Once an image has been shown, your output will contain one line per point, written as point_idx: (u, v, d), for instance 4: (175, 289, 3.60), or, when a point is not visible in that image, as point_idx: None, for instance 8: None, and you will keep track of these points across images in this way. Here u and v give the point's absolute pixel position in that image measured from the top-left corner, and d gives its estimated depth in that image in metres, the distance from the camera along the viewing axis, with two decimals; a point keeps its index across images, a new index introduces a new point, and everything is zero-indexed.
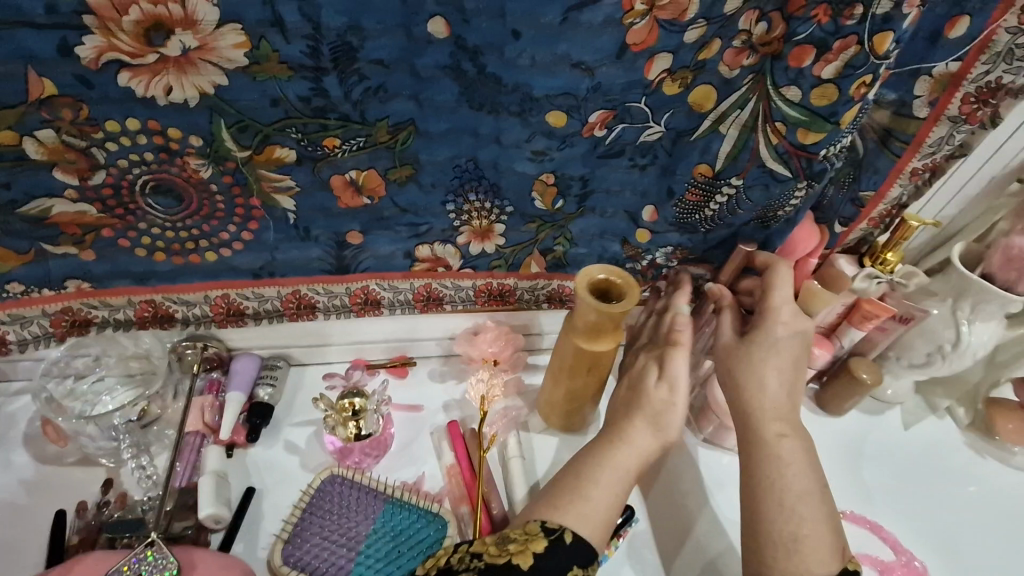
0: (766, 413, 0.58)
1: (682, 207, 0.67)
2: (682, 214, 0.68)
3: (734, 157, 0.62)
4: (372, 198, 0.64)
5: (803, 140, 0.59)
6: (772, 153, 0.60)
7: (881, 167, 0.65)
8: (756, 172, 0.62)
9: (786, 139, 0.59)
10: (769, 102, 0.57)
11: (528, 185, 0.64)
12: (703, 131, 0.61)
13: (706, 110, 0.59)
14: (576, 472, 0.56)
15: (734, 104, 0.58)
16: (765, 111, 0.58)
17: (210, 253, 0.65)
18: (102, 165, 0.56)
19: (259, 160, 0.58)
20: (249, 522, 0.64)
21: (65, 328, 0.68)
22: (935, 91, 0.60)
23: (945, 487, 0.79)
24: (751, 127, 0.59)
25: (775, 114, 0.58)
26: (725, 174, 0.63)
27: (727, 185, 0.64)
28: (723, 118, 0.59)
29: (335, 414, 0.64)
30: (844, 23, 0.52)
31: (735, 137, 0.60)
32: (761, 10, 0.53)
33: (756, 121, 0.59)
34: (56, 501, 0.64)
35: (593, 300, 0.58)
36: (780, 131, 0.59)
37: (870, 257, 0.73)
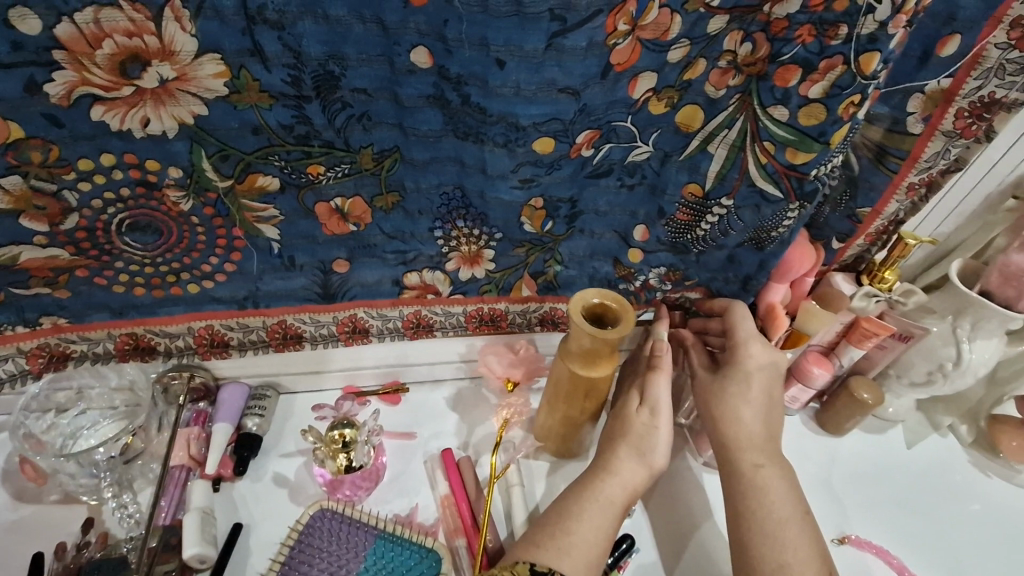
0: (740, 444, 0.60)
1: (674, 227, 0.66)
2: (674, 233, 0.67)
3: (722, 177, 0.61)
4: (358, 225, 0.63)
5: (792, 160, 0.58)
6: (760, 172, 0.60)
7: (877, 184, 0.65)
8: (745, 191, 0.61)
9: (775, 159, 0.58)
10: (756, 121, 0.57)
11: (516, 213, 0.64)
12: (690, 151, 0.61)
13: (693, 130, 0.59)
14: (558, 510, 0.55)
15: (721, 123, 0.58)
16: (753, 129, 0.58)
17: (192, 286, 0.65)
18: (73, 209, 0.55)
19: (242, 189, 0.57)
20: (238, 558, 0.62)
21: (42, 363, 0.66)
22: (927, 108, 0.60)
23: (952, 507, 0.77)
24: (739, 146, 0.59)
25: (763, 132, 0.57)
26: (715, 194, 0.63)
27: (717, 205, 0.63)
28: (711, 138, 0.59)
29: (324, 447, 0.62)
30: (829, 43, 0.51)
31: (723, 157, 0.60)
32: (745, 30, 0.53)
33: (744, 140, 0.58)
34: (34, 542, 0.61)
35: (587, 325, 0.56)
36: (768, 151, 0.58)
37: (868, 275, 0.72)
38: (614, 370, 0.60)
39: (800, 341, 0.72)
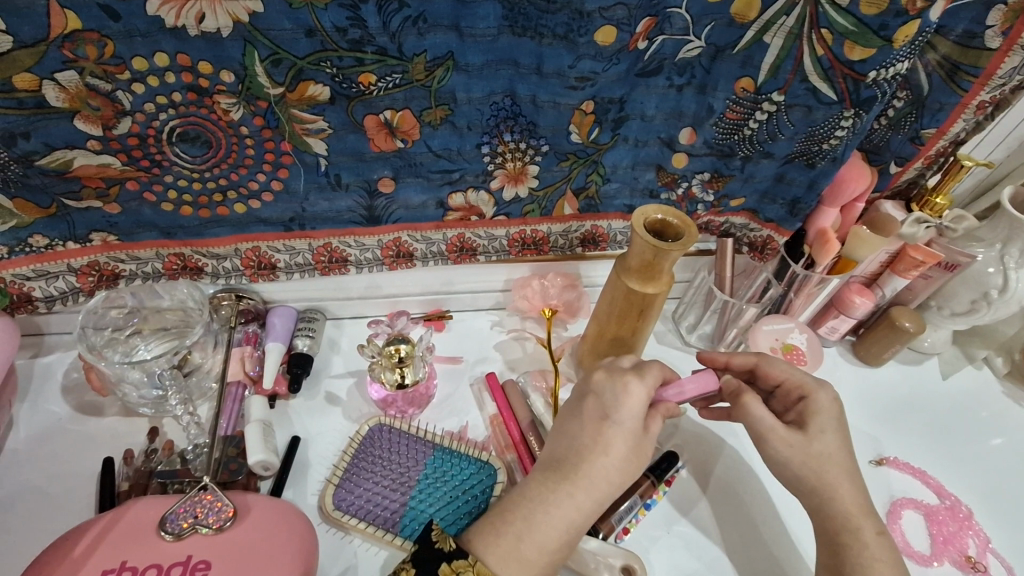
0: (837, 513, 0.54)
1: (722, 128, 0.64)
2: (721, 135, 0.65)
3: (776, 70, 0.59)
4: (405, 141, 0.61)
5: (851, 56, 0.57)
6: (816, 67, 0.58)
7: (947, 104, 0.64)
8: (798, 87, 0.60)
9: (832, 51, 0.57)
10: (816, 5, 0.54)
11: (566, 120, 0.62)
12: (745, 43, 0.57)
13: (749, 21, 0.56)
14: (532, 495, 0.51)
15: (781, 10, 0.54)
16: (811, 15, 0.54)
17: (239, 205, 0.64)
18: (127, 112, 0.54)
19: (293, 98, 0.56)
20: (297, 469, 0.63)
21: (92, 281, 0.66)
22: (1007, 21, 0.57)
23: (985, 435, 0.78)
24: (796, 33, 0.56)
25: (821, 19, 0.54)
26: (766, 89, 0.60)
27: (768, 101, 0.61)
28: (768, 28, 0.56)
29: (382, 360, 0.63)
30: None
31: (779, 47, 0.57)
32: None
33: (802, 27, 0.55)
34: (97, 450, 0.63)
35: (650, 238, 0.56)
36: (826, 43, 0.56)
37: (918, 203, 0.72)
38: (668, 288, 0.61)
39: (846, 269, 0.72)
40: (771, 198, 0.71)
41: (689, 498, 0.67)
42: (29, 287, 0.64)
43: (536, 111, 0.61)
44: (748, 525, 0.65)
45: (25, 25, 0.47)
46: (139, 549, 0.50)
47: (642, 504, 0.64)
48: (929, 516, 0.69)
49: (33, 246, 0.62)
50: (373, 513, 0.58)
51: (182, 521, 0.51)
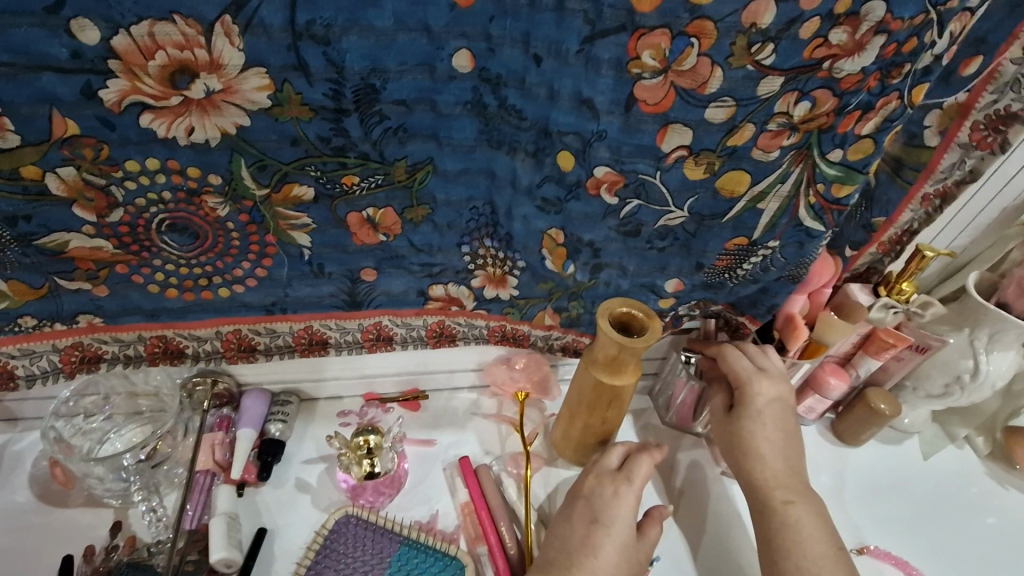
0: (766, 483, 0.63)
1: (711, 273, 0.64)
2: (710, 278, 0.65)
3: (772, 225, 0.60)
4: (388, 235, 0.62)
5: (839, 194, 0.57)
6: (809, 211, 0.58)
7: (893, 198, 0.65)
8: (792, 231, 0.60)
9: (821, 195, 0.57)
10: (813, 168, 0.56)
11: (536, 241, 0.63)
12: (735, 212, 0.59)
13: (738, 194, 0.57)
14: None
15: (776, 179, 0.56)
16: (808, 176, 0.56)
17: (223, 289, 0.64)
18: (120, 204, 0.55)
19: (277, 199, 0.57)
20: (261, 564, 0.62)
21: (75, 364, 0.65)
22: (942, 122, 0.62)
23: (968, 517, 0.77)
24: (792, 195, 0.57)
25: (817, 177, 0.56)
26: (761, 240, 0.61)
27: (764, 248, 0.62)
28: (761, 196, 0.57)
29: (348, 453, 0.64)
30: (890, 83, 0.51)
31: (775, 208, 0.58)
32: (800, 91, 0.51)
33: (799, 187, 0.57)
34: (61, 544, 0.62)
35: (615, 334, 0.58)
36: (817, 190, 0.57)
37: (885, 286, 0.72)
38: (636, 380, 0.62)
39: (817, 353, 0.72)
40: (753, 304, 0.68)
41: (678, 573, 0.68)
42: (13, 364, 0.64)
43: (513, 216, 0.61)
44: None
45: (26, 132, 0.49)
46: None
47: None
48: None
49: (22, 326, 0.61)
50: None
51: None
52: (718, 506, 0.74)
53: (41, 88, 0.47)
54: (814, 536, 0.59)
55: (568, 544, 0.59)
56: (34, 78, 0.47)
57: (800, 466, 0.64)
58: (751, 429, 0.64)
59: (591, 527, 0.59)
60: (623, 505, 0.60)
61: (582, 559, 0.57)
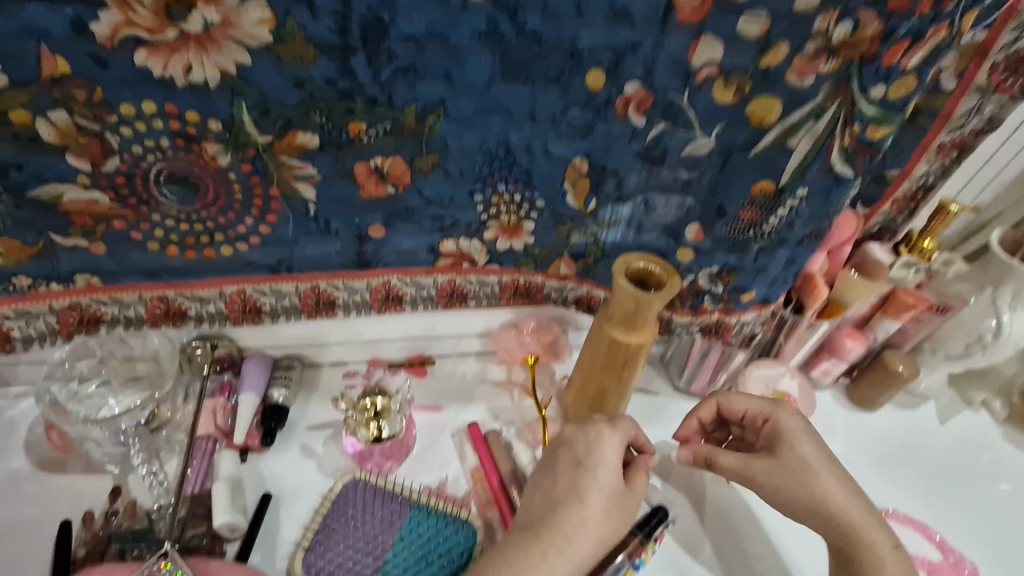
0: (836, 503, 0.57)
1: (735, 226, 0.62)
2: (734, 232, 0.63)
3: (802, 169, 0.58)
4: (396, 187, 0.59)
5: (873, 137, 0.56)
6: (840, 155, 0.57)
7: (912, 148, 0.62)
8: (824, 180, 0.58)
9: (856, 137, 0.56)
10: (852, 105, 0.54)
11: (559, 176, 0.61)
12: (764, 146, 0.56)
13: (768, 124, 0.55)
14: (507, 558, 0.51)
15: (810, 114, 0.54)
16: (846, 115, 0.55)
17: (225, 248, 0.61)
18: (115, 152, 0.52)
19: (281, 146, 0.54)
20: (266, 531, 0.60)
21: (72, 325, 0.62)
22: (961, 63, 0.56)
23: (986, 481, 0.76)
24: (828, 133, 0.55)
25: (855, 117, 0.55)
26: (790, 189, 0.59)
27: (791, 199, 0.59)
28: (794, 131, 0.55)
29: (355, 415, 0.62)
30: (944, 9, 0.49)
31: (808, 150, 0.56)
32: (842, 10, 0.49)
33: (835, 126, 0.55)
34: (59, 511, 0.60)
35: (633, 289, 0.55)
36: (853, 132, 0.56)
37: (906, 245, 0.70)
38: (652, 338, 0.60)
39: (834, 313, 0.71)
40: (782, 285, 0.66)
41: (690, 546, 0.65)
42: (7, 326, 0.61)
43: (529, 160, 0.59)
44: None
45: (13, 70, 0.46)
46: None
47: (631, 566, 0.59)
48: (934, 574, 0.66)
49: (16, 286, 0.58)
50: None
51: None
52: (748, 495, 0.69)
53: (27, 20, 0.44)
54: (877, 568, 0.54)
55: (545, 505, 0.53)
56: (20, 9, 0.43)
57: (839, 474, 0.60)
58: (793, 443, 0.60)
59: (577, 472, 0.54)
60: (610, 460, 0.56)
61: (568, 507, 0.52)
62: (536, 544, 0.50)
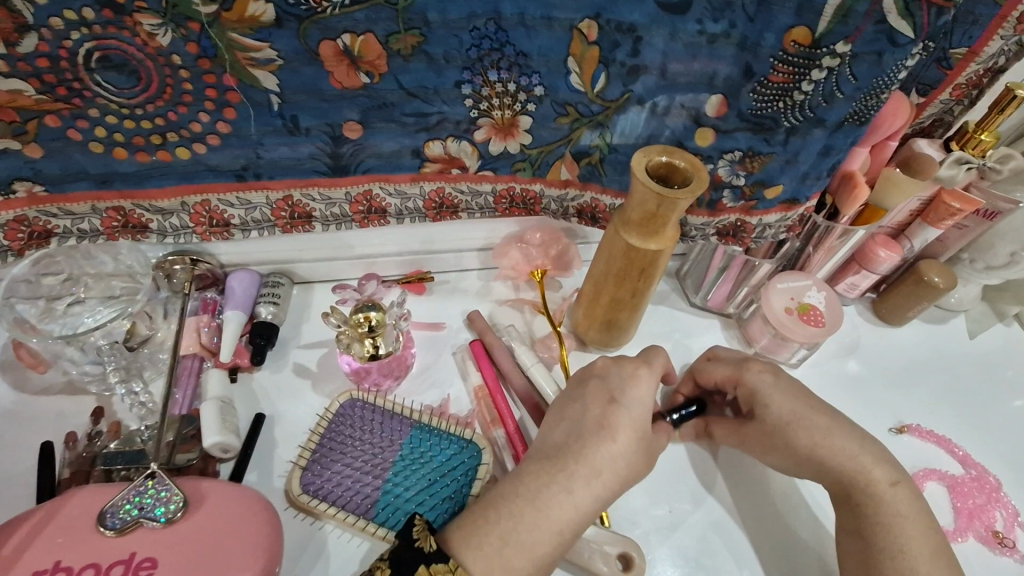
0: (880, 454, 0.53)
1: (761, 93, 0.52)
2: (759, 104, 0.53)
3: (844, 15, 0.46)
4: (371, 75, 0.51)
5: None
6: (897, 3, 0.45)
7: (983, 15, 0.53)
8: (870, 32, 0.47)
9: None
10: None
11: (563, 49, 0.52)
12: None
13: None
14: (532, 487, 0.47)
15: None
16: None
17: (182, 149, 0.54)
18: (31, 27, 0.43)
19: (230, 19, 0.45)
20: (260, 451, 0.57)
21: (22, 240, 0.57)
22: None
23: (1012, 394, 0.72)
24: None
25: None
26: (828, 40, 0.47)
27: (829, 56, 0.48)
28: None
29: (349, 330, 0.56)
30: None
31: None
32: None
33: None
34: (39, 431, 0.57)
35: (655, 184, 0.49)
36: None
37: (959, 140, 0.62)
38: (672, 244, 0.54)
39: (872, 219, 0.64)
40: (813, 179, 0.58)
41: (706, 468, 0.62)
42: None
43: (526, 35, 0.50)
44: (770, 521, 0.59)
45: None
46: (70, 547, 0.45)
47: None
48: (954, 488, 0.64)
49: None
50: (344, 499, 0.53)
51: (124, 514, 0.46)
52: None
53: None
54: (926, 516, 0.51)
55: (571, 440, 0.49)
56: None
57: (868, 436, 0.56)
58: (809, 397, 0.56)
59: (607, 409, 0.51)
60: (642, 390, 0.52)
61: (597, 440, 0.49)
62: (561, 479, 0.47)
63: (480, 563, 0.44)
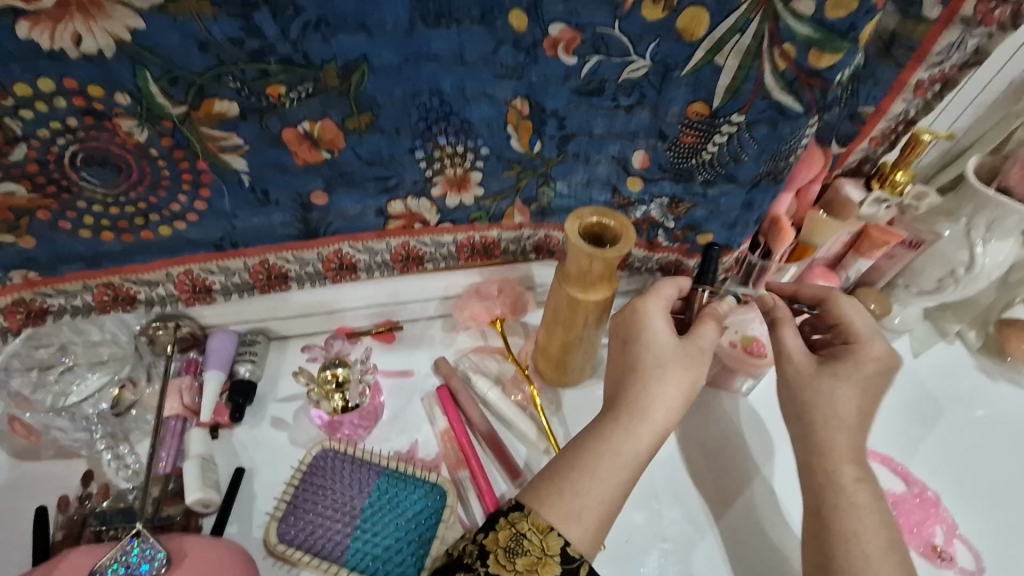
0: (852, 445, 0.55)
1: (677, 151, 0.61)
2: (677, 158, 0.61)
3: (735, 90, 0.54)
4: (332, 152, 0.56)
5: (816, 65, 0.51)
6: (778, 82, 0.53)
7: (885, 79, 0.58)
8: (760, 105, 0.55)
9: (794, 63, 0.51)
10: (775, 21, 0.49)
11: (502, 117, 0.57)
12: (695, 64, 0.52)
13: (698, 39, 0.50)
14: (594, 434, 0.50)
15: (733, 27, 0.49)
16: (771, 31, 0.49)
17: (163, 228, 0.59)
18: (20, 138, 0.49)
19: (199, 117, 0.51)
20: (241, 504, 0.61)
21: (20, 320, 0.62)
22: None
23: (953, 408, 0.76)
24: (755, 52, 0.51)
25: (783, 33, 0.49)
26: (725, 111, 0.56)
27: (727, 124, 0.57)
28: (720, 46, 0.51)
29: (317, 388, 0.64)
30: None
31: (736, 68, 0.52)
32: None
33: (758, 45, 0.50)
34: (35, 497, 0.61)
35: (587, 245, 0.53)
36: (787, 54, 0.51)
37: (878, 180, 0.67)
38: (612, 292, 0.58)
39: (805, 255, 0.70)
40: (741, 227, 0.67)
41: (680, 491, 0.67)
42: None
43: (468, 105, 0.56)
44: (746, 532, 0.65)
45: None
46: None
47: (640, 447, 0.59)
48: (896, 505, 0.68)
49: None
50: (318, 546, 0.57)
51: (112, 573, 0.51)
52: (740, 442, 0.70)
53: None
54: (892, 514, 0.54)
55: (623, 386, 0.53)
56: None
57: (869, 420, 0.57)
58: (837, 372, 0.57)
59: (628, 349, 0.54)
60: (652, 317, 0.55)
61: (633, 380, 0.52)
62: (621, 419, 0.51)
63: (558, 514, 0.46)
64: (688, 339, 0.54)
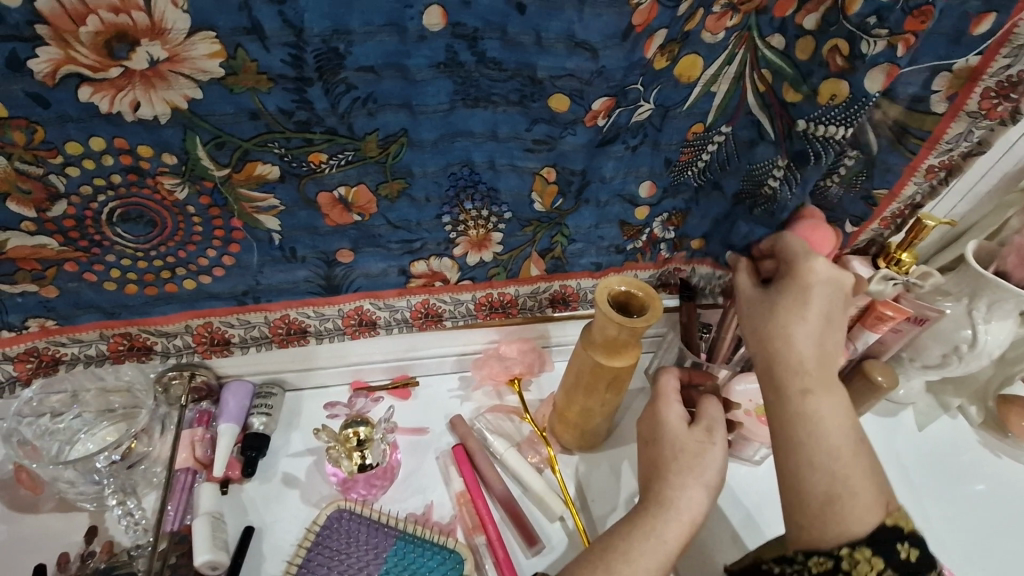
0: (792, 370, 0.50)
1: (677, 171, 0.64)
2: (676, 175, 0.64)
3: (724, 107, 0.59)
4: (362, 215, 0.58)
5: (788, 98, 0.55)
6: (758, 101, 0.57)
7: (893, 164, 0.62)
8: (745, 121, 0.59)
9: (772, 90, 0.56)
10: (756, 51, 0.55)
11: (528, 185, 0.60)
12: (694, 98, 0.57)
13: (694, 79, 0.56)
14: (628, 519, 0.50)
15: (722, 61, 0.55)
16: (751, 60, 0.56)
17: (188, 281, 0.59)
18: (62, 195, 0.50)
19: (239, 179, 0.52)
20: (249, 564, 0.60)
21: (30, 369, 0.61)
22: (953, 86, 0.57)
23: (959, 482, 0.77)
24: (740, 77, 0.57)
25: (761, 61, 0.55)
26: (715, 125, 0.61)
27: (717, 134, 0.62)
28: (715, 79, 0.56)
29: (338, 446, 0.63)
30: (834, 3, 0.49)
31: (725, 92, 0.58)
32: None
33: (743, 70, 0.56)
34: (29, 556, 0.59)
35: (613, 313, 0.55)
36: (766, 79, 0.56)
37: (884, 257, 0.70)
38: (636, 361, 0.59)
39: None
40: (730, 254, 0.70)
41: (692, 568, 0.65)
42: None
43: (495, 176, 0.58)
44: None
45: None
46: None
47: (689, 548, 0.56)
48: None
49: None
50: None
51: None
52: (750, 516, 0.69)
53: None
54: (836, 427, 0.48)
55: (655, 480, 0.52)
56: None
57: (832, 355, 0.51)
58: (789, 310, 0.51)
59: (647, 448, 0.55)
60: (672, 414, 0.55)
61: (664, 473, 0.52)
62: (653, 506, 0.50)
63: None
64: (704, 424, 0.54)
